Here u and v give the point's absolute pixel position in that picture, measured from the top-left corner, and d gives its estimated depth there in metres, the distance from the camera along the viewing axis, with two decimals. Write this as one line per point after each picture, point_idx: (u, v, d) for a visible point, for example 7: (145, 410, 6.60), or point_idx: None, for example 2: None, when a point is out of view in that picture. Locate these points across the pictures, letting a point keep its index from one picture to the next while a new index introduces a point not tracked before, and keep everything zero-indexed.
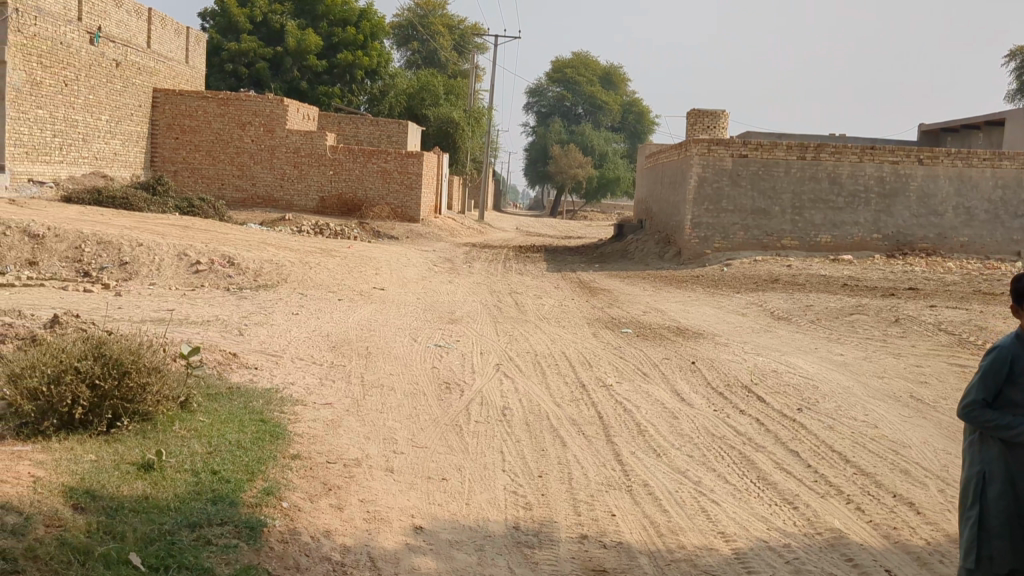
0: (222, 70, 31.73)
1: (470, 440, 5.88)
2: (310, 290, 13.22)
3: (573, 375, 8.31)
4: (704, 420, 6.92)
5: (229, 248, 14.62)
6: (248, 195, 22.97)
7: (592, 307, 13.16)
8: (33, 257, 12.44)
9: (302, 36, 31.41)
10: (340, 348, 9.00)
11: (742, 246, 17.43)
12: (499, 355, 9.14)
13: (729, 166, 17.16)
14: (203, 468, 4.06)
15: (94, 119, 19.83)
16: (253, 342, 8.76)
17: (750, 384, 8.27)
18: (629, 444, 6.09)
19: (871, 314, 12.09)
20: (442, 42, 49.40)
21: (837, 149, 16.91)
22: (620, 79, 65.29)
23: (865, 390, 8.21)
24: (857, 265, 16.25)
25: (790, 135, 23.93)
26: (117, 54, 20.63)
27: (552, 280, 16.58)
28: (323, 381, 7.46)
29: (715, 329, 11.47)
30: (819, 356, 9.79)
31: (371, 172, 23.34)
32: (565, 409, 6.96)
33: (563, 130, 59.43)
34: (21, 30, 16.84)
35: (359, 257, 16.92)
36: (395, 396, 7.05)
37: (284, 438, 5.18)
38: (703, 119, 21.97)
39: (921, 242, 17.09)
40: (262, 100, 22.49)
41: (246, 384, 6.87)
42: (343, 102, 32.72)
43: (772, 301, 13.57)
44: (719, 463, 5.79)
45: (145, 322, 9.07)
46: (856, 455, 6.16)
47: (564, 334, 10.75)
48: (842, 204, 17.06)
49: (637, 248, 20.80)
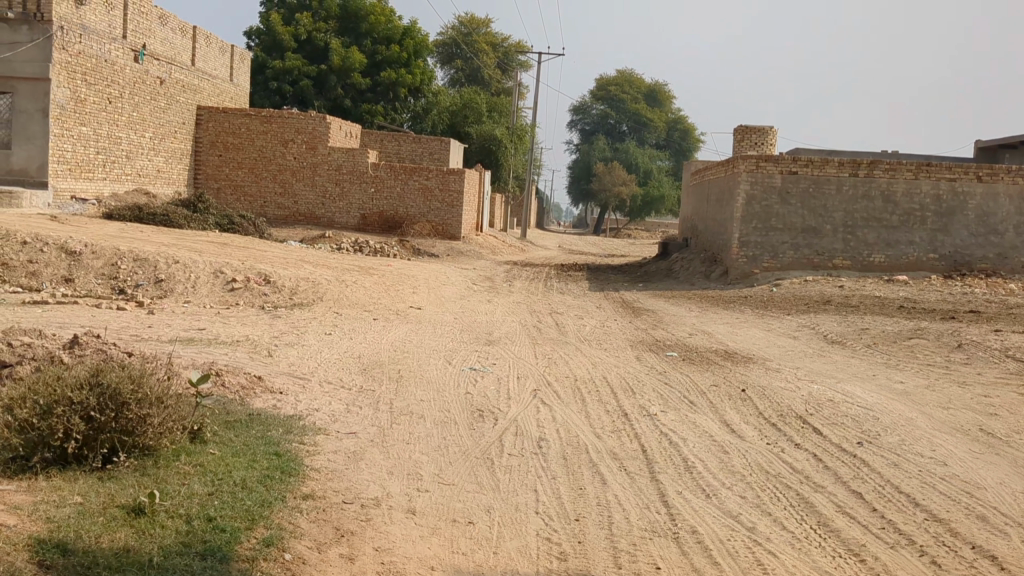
0: (267, 88, 31.72)
1: (502, 477, 5.43)
2: (345, 309, 12.89)
3: (615, 403, 7.79)
4: (758, 455, 6.40)
5: (266, 266, 14.36)
6: (289, 213, 22.80)
7: (635, 328, 12.67)
8: (69, 273, 12.25)
9: (347, 54, 31.27)
10: (371, 371, 8.59)
11: (792, 265, 16.80)
12: (536, 380, 8.67)
13: (778, 183, 16.60)
14: (198, 514, 3.69)
15: (137, 136, 19.82)
16: (281, 365, 8.38)
17: (804, 414, 7.73)
18: (675, 483, 5.60)
19: (931, 339, 11.40)
20: (486, 59, 49.48)
21: (891, 165, 16.26)
22: (665, 96, 64.89)
23: (930, 421, 7.62)
24: (913, 286, 15.52)
25: (840, 152, 23.26)
26: (161, 72, 20.60)
27: (594, 300, 16.07)
28: (349, 408, 7.03)
29: (766, 353, 10.91)
30: (878, 383, 9.18)
31: (412, 189, 22.99)
32: (606, 441, 6.48)
33: (607, 147, 59.01)
34: (67, 48, 16.77)
35: (398, 275, 16.59)
36: (424, 425, 6.62)
37: (298, 476, 4.75)
38: (750, 135, 21.40)
39: (980, 263, 16.34)
40: (304, 118, 22.36)
41: (269, 411, 6.50)
42: (387, 120, 32.52)
43: (825, 323, 12.95)
44: (774, 506, 5.27)
45: (172, 342, 8.75)
46: (925, 497, 5.60)
47: (606, 357, 10.24)
48: (897, 223, 16.36)
49: (682, 268, 20.23)
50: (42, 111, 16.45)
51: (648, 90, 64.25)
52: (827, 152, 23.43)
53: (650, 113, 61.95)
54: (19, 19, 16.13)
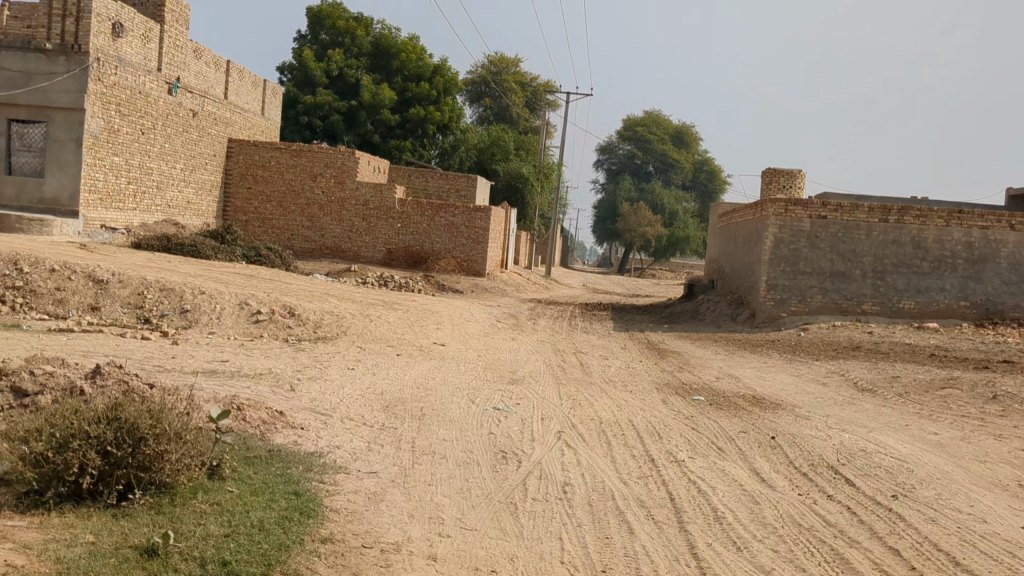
0: (298, 122, 32.00)
1: (526, 523, 5.28)
2: (369, 343, 12.81)
3: (641, 448, 7.61)
4: (789, 506, 6.20)
5: (291, 298, 14.33)
6: (315, 246, 22.84)
7: (661, 370, 12.48)
8: (95, 301, 12.25)
9: (377, 90, 31.53)
10: (393, 409, 8.45)
11: (821, 310, 16.54)
12: (561, 422, 8.48)
13: (807, 227, 16.44)
14: (212, 557, 3.60)
15: (168, 167, 19.99)
16: (302, 399, 8.28)
17: (836, 464, 7.52)
18: (705, 535, 5.42)
19: (965, 389, 11.12)
20: (515, 98, 49.75)
21: (922, 212, 16.08)
22: (692, 137, 64.93)
23: (967, 475, 7.39)
24: (945, 334, 15.21)
25: (870, 197, 23.06)
26: (194, 104, 20.82)
27: (619, 340, 15.90)
28: (370, 446, 6.91)
29: (794, 399, 10.68)
30: (911, 434, 8.93)
31: (438, 225, 22.99)
32: (633, 488, 6.31)
33: (633, 187, 59.00)
34: (102, 79, 16.97)
35: (422, 311, 16.53)
36: (445, 466, 6.48)
37: (317, 517, 4.61)
38: (779, 177, 21.27)
39: (1013, 311, 16.03)
40: (333, 152, 22.43)
41: (289, 447, 6.39)
42: (415, 156, 32.69)
43: (855, 370, 12.71)
44: (809, 562, 5.08)
45: (194, 374, 8.68)
46: (965, 556, 5.38)
47: (632, 400, 10.05)
48: (928, 269, 16.11)
49: (709, 310, 20.03)
50: (76, 141, 16.61)
51: (675, 132, 64.36)
52: (856, 196, 23.24)
53: (677, 153, 61.93)
54: (57, 50, 16.34)
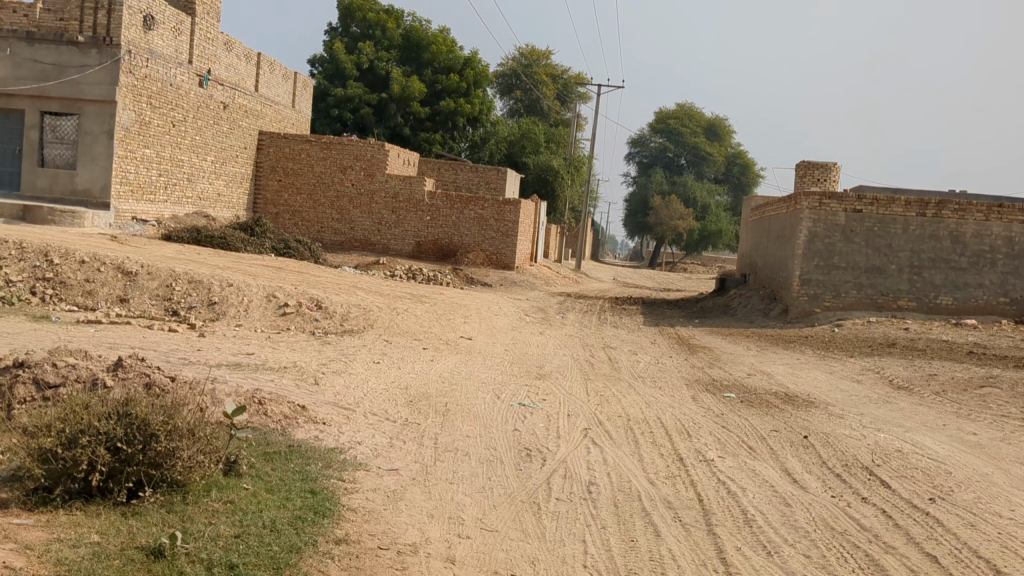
0: (328, 115, 32.01)
1: (549, 524, 5.13)
2: (396, 337, 12.72)
3: (670, 447, 7.41)
4: (823, 509, 6.00)
5: (319, 291, 14.26)
6: (344, 238, 22.81)
7: (691, 366, 12.27)
8: (124, 293, 12.25)
9: (407, 82, 31.38)
10: (418, 404, 8.33)
11: (855, 305, 16.22)
12: (588, 419, 8.32)
13: (841, 221, 16.13)
14: (219, 560, 3.54)
15: (199, 159, 20.02)
16: (327, 393, 8.19)
17: (871, 465, 7.29)
18: (735, 538, 5.24)
19: (1005, 388, 10.81)
20: (546, 91, 49.50)
21: (961, 206, 15.68)
22: (725, 131, 64.29)
23: (1008, 478, 7.13)
24: (983, 331, 14.84)
25: (907, 190, 22.58)
26: (225, 96, 20.82)
27: (649, 335, 15.69)
28: (393, 442, 6.79)
29: (827, 397, 10.44)
30: (949, 434, 8.67)
31: (468, 219, 22.86)
32: (661, 489, 6.13)
33: (665, 180, 58.51)
34: (133, 72, 16.99)
35: (450, 304, 16.41)
36: (468, 463, 6.35)
37: (333, 517, 4.51)
38: (813, 171, 20.92)
39: None
40: (363, 145, 22.38)
41: (309, 442, 6.28)
42: (445, 149, 32.57)
43: (890, 367, 12.42)
44: (843, 568, 4.88)
45: (219, 367, 8.62)
46: (1007, 563, 5.15)
47: (661, 396, 9.87)
48: (966, 265, 15.73)
49: (740, 304, 19.74)
50: (107, 133, 16.66)
51: (707, 125, 63.75)
52: (892, 190, 22.77)
53: (710, 147, 61.33)
54: (89, 42, 16.39)
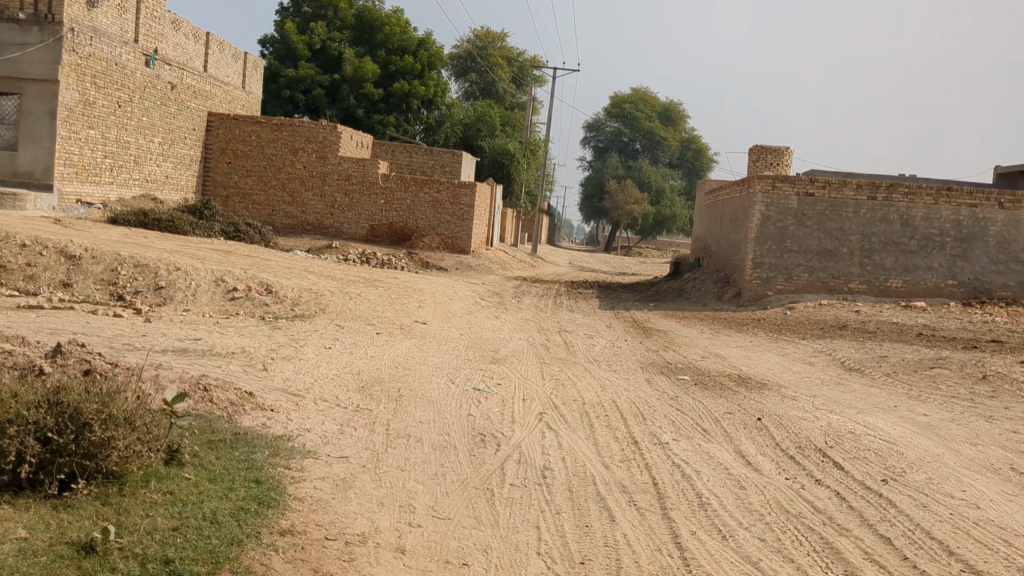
0: (280, 96, 31.49)
1: (502, 510, 5.03)
2: (348, 322, 12.53)
3: (625, 430, 7.36)
4: (777, 491, 5.97)
5: (269, 275, 13.98)
6: (297, 222, 22.47)
7: (646, 349, 12.25)
8: (67, 277, 11.88)
9: (360, 63, 30.93)
10: (369, 389, 8.18)
11: (807, 288, 16.34)
12: (542, 403, 8.23)
13: (794, 205, 16.21)
14: (154, 555, 3.48)
15: (146, 141, 19.52)
16: (276, 379, 8.00)
17: (824, 447, 7.30)
18: (689, 522, 5.19)
19: (954, 369, 10.93)
20: (501, 73, 49.23)
21: (910, 190, 15.84)
22: (679, 115, 64.52)
23: (957, 458, 7.17)
24: (931, 313, 15.03)
25: (858, 175, 22.80)
26: (172, 77, 20.31)
27: (604, 319, 15.66)
28: (343, 428, 6.63)
29: (781, 379, 10.48)
30: (900, 415, 8.73)
31: (423, 202, 22.67)
32: (615, 473, 6.07)
33: (620, 165, 58.59)
34: (76, 50, 16.49)
35: (404, 288, 16.21)
36: (420, 450, 6.22)
37: (277, 507, 4.38)
38: (766, 155, 21.02)
39: (1000, 290, 15.81)
40: (316, 127, 22.04)
41: (256, 430, 6.10)
42: (399, 131, 32.23)
43: (842, 349, 12.51)
44: (797, 552, 4.84)
45: (163, 353, 8.38)
46: (960, 545, 5.15)
47: (616, 380, 9.82)
48: (915, 248, 15.91)
49: (694, 288, 19.80)
50: (49, 114, 16.19)
51: (662, 109, 63.89)
52: (844, 175, 22.98)
53: (665, 131, 61.52)
54: (30, 20, 15.88)
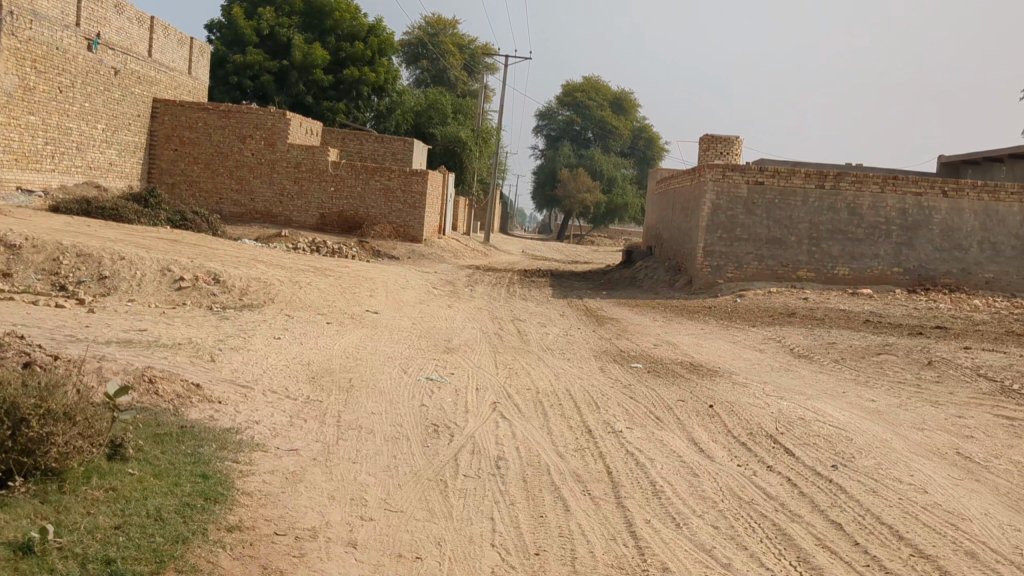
0: (227, 82, 30.95)
1: (456, 502, 4.97)
2: (298, 311, 12.36)
3: (578, 419, 7.34)
4: (729, 479, 5.99)
5: (217, 264, 13.73)
6: (245, 210, 22.12)
7: (599, 337, 12.26)
8: (6, 268, 11.51)
9: (309, 50, 30.50)
10: (320, 380, 8.07)
11: (757, 276, 16.49)
12: (496, 392, 8.19)
13: (743, 193, 16.33)
14: (95, 555, 3.36)
15: (89, 127, 19.02)
16: (224, 370, 7.84)
17: (774, 434, 7.35)
18: (643, 510, 5.18)
19: (901, 356, 11.11)
20: (452, 60, 48.96)
21: (858, 178, 16.04)
22: (630, 104, 64.77)
23: (905, 443, 7.27)
24: (878, 300, 15.27)
25: (807, 164, 23.07)
26: (116, 62, 19.76)
27: (557, 307, 15.66)
28: (293, 420, 6.52)
29: (732, 366, 10.57)
30: (849, 401, 8.84)
31: (374, 190, 22.48)
32: (569, 462, 6.04)
33: (572, 153, 58.69)
34: (15, 34, 16.00)
35: (355, 277, 16.05)
36: (372, 441, 6.13)
37: (225, 503, 4.27)
38: (716, 144, 21.16)
39: (944, 278, 16.10)
40: (264, 114, 21.69)
41: (203, 423, 5.96)
42: (349, 119, 31.88)
43: (791, 336, 12.64)
44: (750, 539, 4.85)
45: (107, 345, 8.16)
46: (908, 529, 5.20)
47: (569, 368, 9.81)
48: (862, 236, 16.14)
49: (646, 276, 19.89)
50: None
51: (613, 98, 64.09)
52: (792, 164, 23.24)
53: (616, 120, 61.75)
54: None
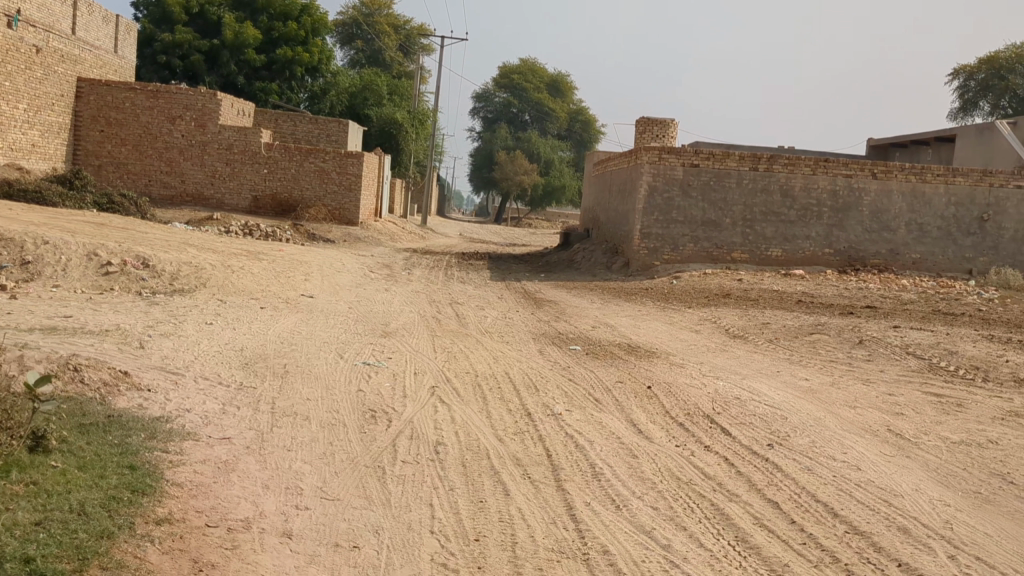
0: (155, 62, 30.13)
1: (395, 489, 4.89)
2: (231, 296, 12.10)
3: (517, 402, 7.31)
4: (667, 459, 6.01)
5: (145, 249, 13.35)
6: (175, 193, 21.62)
7: (537, 320, 12.26)
8: None
9: (240, 28, 29.83)
10: (254, 366, 7.89)
11: (692, 258, 16.65)
12: (434, 376, 8.12)
13: (679, 175, 16.43)
14: (14, 552, 3.21)
15: (9, 108, 18.18)
16: (153, 358, 7.61)
17: (711, 413, 7.41)
18: (583, 493, 5.16)
19: (833, 335, 11.29)
20: (388, 41, 48.46)
21: (790, 161, 16.27)
22: (567, 87, 64.87)
23: (837, 422, 7.38)
24: (810, 281, 15.53)
25: (741, 147, 23.36)
26: (37, 40, 18.87)
27: (495, 290, 15.61)
28: (225, 408, 6.36)
29: (669, 347, 10.64)
30: (783, 380, 8.96)
31: (308, 172, 22.18)
32: (508, 445, 6.00)
33: (509, 136, 58.61)
34: None
35: (290, 261, 15.78)
36: (307, 428, 6.01)
37: (153, 495, 4.14)
38: (652, 127, 21.27)
39: (873, 258, 16.43)
40: (193, 94, 21.15)
41: (132, 412, 5.78)
42: (282, 100, 31.34)
43: (727, 317, 12.78)
44: (690, 520, 4.87)
45: (29, 333, 7.85)
46: (843, 507, 5.27)
47: (509, 351, 9.78)
48: (794, 218, 16.38)
49: (583, 259, 19.95)
50: None
51: (550, 81, 64.12)
52: (726, 146, 23.52)
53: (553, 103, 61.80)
54: None
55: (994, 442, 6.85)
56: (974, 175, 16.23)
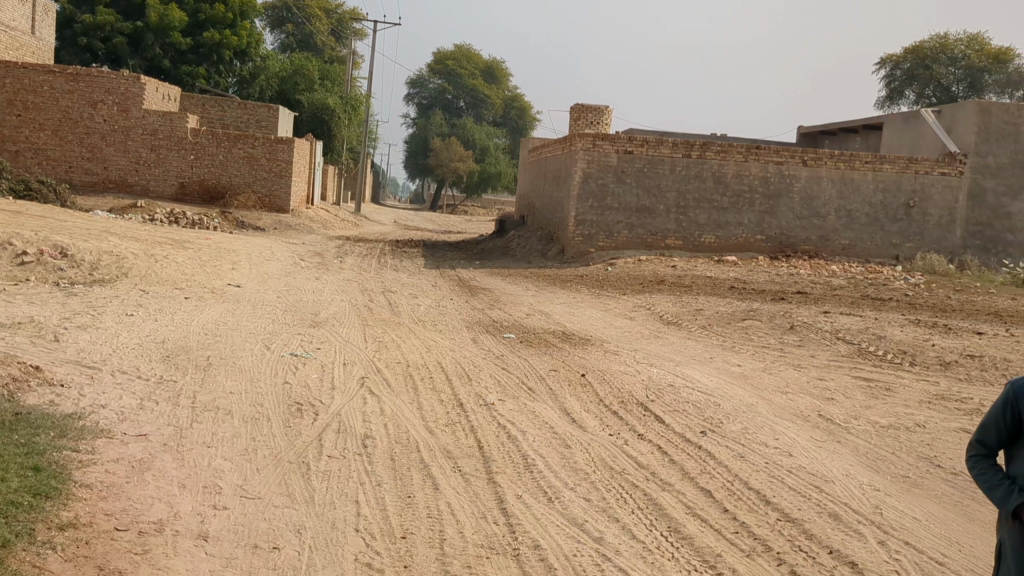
0: (76, 44, 29.14)
1: (319, 485, 4.72)
2: (154, 286, 11.71)
3: (449, 392, 7.17)
4: (601, 449, 5.93)
5: (64, 237, 12.85)
6: (97, 179, 20.89)
7: (472, 308, 12.11)
8: None
9: (165, 11, 28.99)
10: (175, 359, 7.60)
11: (626, 245, 16.67)
12: (365, 366, 7.94)
13: (613, 162, 16.40)
14: None
15: None
16: (68, 351, 7.28)
17: (645, 401, 7.35)
18: (514, 485, 5.05)
19: (765, 321, 11.37)
20: (319, 25, 47.56)
21: (722, 148, 16.36)
22: (502, 74, 64.65)
23: (769, 407, 7.39)
24: (742, 267, 15.66)
25: (674, 134, 23.47)
26: None
27: (429, 278, 15.41)
28: (143, 403, 6.09)
29: (603, 334, 10.60)
30: (716, 367, 8.97)
31: (236, 158, 21.65)
32: (439, 438, 5.85)
33: (444, 123, 58.20)
34: None
35: (217, 249, 15.37)
36: (230, 423, 5.78)
37: (57, 499, 3.92)
38: (587, 114, 21.22)
39: (803, 245, 16.65)
40: (116, 77, 20.45)
41: (42, 409, 5.48)
42: (209, 84, 30.61)
43: (660, 304, 12.80)
44: (623, 511, 4.78)
45: None
46: (775, 494, 5.24)
47: (441, 340, 9.62)
48: (727, 204, 16.49)
49: (519, 246, 19.86)
50: None
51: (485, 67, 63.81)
52: (660, 133, 23.61)
53: (488, 90, 61.50)
54: None
55: (921, 425, 6.93)
56: (900, 162, 16.51)
